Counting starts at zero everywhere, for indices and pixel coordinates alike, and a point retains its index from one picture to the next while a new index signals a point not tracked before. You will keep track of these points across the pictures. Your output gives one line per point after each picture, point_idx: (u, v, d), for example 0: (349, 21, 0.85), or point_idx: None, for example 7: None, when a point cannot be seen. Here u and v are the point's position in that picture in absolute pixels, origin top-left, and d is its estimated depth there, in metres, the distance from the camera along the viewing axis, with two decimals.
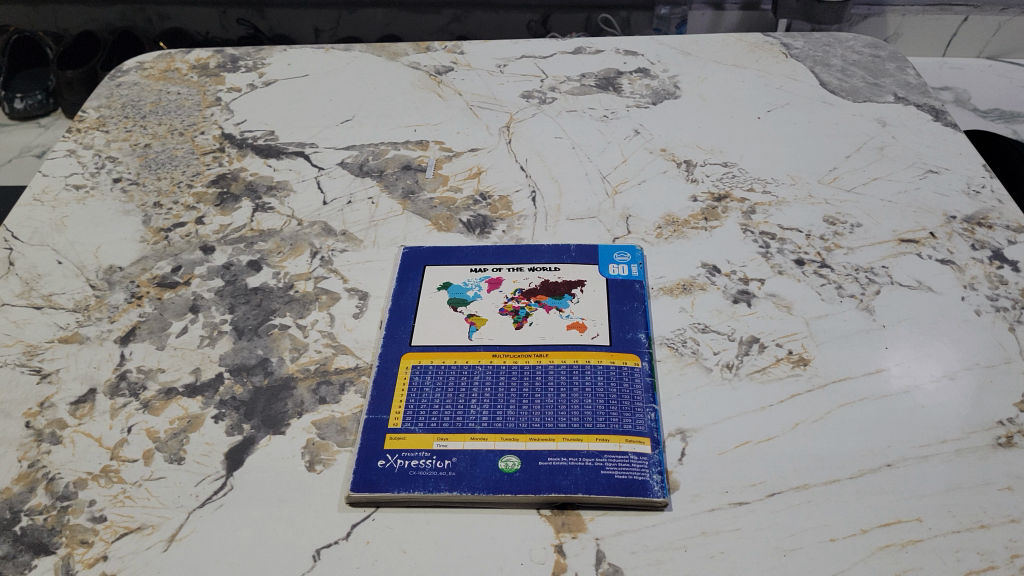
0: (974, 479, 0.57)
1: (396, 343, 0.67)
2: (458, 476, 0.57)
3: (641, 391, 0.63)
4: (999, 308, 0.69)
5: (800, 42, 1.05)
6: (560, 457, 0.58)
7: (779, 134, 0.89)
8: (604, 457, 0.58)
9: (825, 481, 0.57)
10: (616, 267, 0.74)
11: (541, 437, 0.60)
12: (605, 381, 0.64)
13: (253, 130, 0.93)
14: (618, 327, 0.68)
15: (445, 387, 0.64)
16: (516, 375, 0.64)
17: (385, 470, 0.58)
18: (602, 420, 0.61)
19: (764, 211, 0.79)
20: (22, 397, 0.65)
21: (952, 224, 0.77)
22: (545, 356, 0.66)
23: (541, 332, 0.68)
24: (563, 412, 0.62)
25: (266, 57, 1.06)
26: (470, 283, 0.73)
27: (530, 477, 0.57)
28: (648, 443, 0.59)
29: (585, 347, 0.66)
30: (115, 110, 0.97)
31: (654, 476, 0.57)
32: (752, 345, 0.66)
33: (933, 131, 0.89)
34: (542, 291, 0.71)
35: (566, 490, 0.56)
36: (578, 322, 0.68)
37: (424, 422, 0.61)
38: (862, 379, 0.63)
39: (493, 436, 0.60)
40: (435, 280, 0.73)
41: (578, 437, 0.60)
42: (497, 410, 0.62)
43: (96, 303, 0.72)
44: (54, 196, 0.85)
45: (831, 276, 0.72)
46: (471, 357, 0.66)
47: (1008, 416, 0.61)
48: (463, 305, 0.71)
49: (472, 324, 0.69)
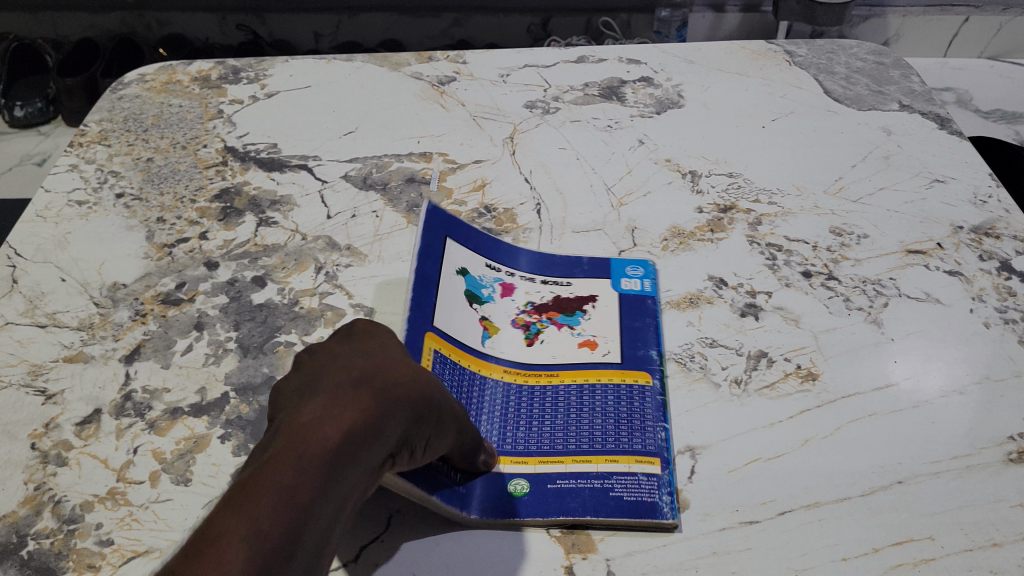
0: (986, 497, 0.56)
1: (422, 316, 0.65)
2: (470, 498, 0.57)
3: (652, 409, 0.63)
4: (1008, 320, 0.68)
5: (804, 49, 1.04)
6: (568, 479, 0.59)
7: (785, 144, 0.89)
8: (613, 478, 0.58)
9: (836, 499, 0.57)
10: (629, 281, 0.73)
11: (550, 460, 0.60)
12: (615, 401, 0.64)
13: (256, 143, 0.93)
14: (630, 344, 0.68)
15: (457, 391, 0.63)
16: (527, 395, 0.65)
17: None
18: (611, 441, 0.61)
19: (770, 222, 0.79)
20: (27, 418, 0.64)
21: (959, 234, 0.76)
22: (558, 375, 0.66)
23: (552, 349, 0.68)
24: (574, 433, 0.62)
25: (268, 68, 1.06)
26: (485, 280, 0.72)
27: (537, 499, 0.57)
28: (659, 463, 0.59)
29: (596, 364, 0.67)
30: (117, 124, 0.97)
31: (664, 498, 0.57)
32: (760, 360, 0.66)
33: (938, 139, 0.88)
34: (554, 307, 0.72)
35: (574, 513, 0.56)
36: (590, 339, 0.69)
37: None
38: (872, 395, 0.63)
39: (502, 459, 0.61)
40: (453, 262, 0.71)
41: (589, 458, 0.60)
42: (507, 431, 0.62)
43: (101, 321, 0.72)
44: (57, 211, 0.84)
45: (838, 289, 0.72)
46: (485, 368, 0.66)
47: (1019, 431, 0.60)
48: (476, 303, 0.70)
49: (485, 329, 0.69)
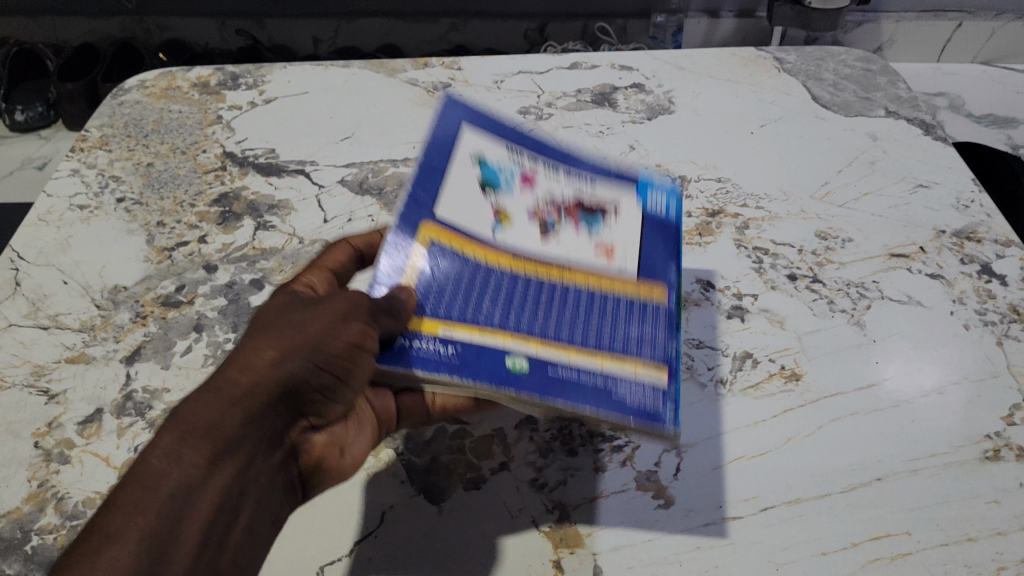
0: (963, 493, 0.58)
1: (420, 207, 0.62)
2: (460, 364, 0.53)
3: (664, 324, 0.59)
4: (987, 322, 0.70)
5: (793, 56, 1.06)
6: (570, 369, 0.54)
7: (773, 149, 0.90)
8: (617, 379, 0.54)
9: (816, 495, 0.58)
10: (653, 201, 0.68)
11: (554, 346, 0.55)
12: (629, 312, 0.59)
13: (254, 149, 0.94)
14: (648, 265, 0.63)
15: (458, 280, 0.59)
16: (535, 284, 0.59)
17: (396, 351, 0.54)
18: (621, 346, 0.56)
19: (758, 226, 0.81)
20: (30, 417, 0.66)
21: (941, 238, 0.78)
22: (568, 273, 0.61)
23: (566, 246, 0.63)
24: (584, 331, 0.57)
25: (266, 75, 1.07)
26: (505, 166, 0.66)
27: (536, 380, 0.52)
28: (664, 374, 0.55)
29: (611, 273, 0.61)
30: (117, 129, 0.98)
31: (668, 406, 0.52)
32: (746, 360, 0.68)
33: (923, 145, 0.90)
34: (573, 202, 0.66)
35: (575, 402, 0.52)
36: (607, 248, 0.63)
37: (434, 310, 0.57)
38: (854, 395, 0.65)
39: (503, 335, 0.55)
40: (468, 147, 0.66)
41: (596, 355, 0.55)
42: (511, 312, 0.57)
43: (102, 323, 0.74)
44: (59, 215, 0.86)
45: (822, 291, 0.74)
46: (492, 258, 0.60)
47: (996, 430, 0.62)
48: (492, 190, 0.65)
49: (497, 219, 0.63)
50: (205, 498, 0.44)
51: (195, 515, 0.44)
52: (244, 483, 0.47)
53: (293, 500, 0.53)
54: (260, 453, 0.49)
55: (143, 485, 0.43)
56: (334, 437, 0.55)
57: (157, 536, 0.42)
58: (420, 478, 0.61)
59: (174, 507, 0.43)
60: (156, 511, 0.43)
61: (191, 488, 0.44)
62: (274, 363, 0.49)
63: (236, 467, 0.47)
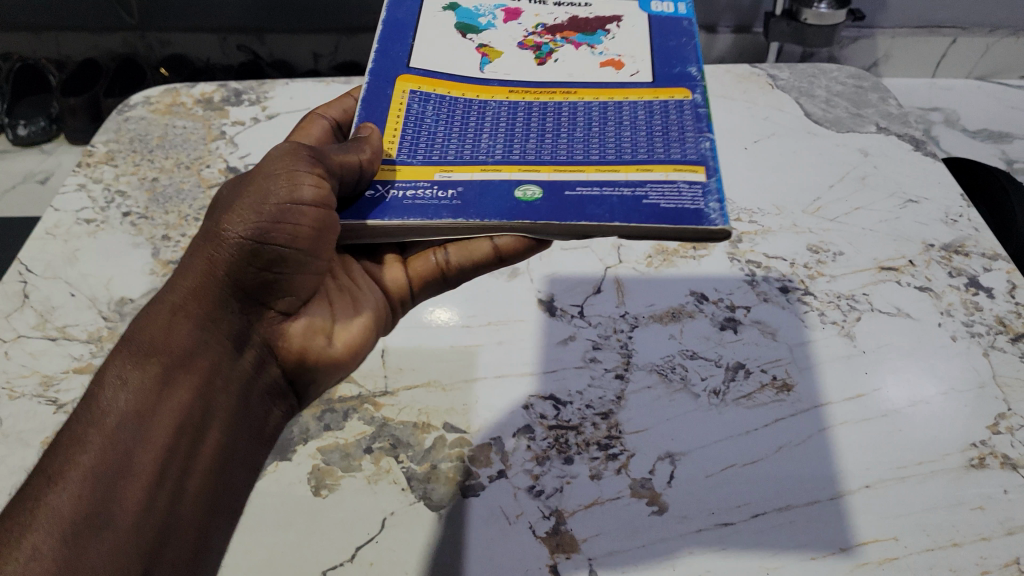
0: (949, 500, 0.60)
1: (396, 62, 0.66)
2: (464, 205, 0.54)
3: (692, 121, 0.60)
4: (974, 333, 0.72)
5: (787, 73, 1.08)
6: (588, 187, 0.55)
7: (766, 165, 0.92)
8: (648, 186, 0.55)
9: (807, 502, 0.60)
10: (659, 3, 0.73)
11: (567, 168, 0.57)
12: (648, 115, 0.62)
13: (257, 164, 0.96)
14: (663, 65, 0.66)
15: (447, 119, 0.62)
16: (537, 112, 0.63)
17: (372, 202, 0.55)
18: (644, 153, 0.58)
19: (751, 239, 0.82)
20: (40, 426, 0.68)
21: (930, 252, 0.80)
22: (575, 94, 0.64)
23: (568, 69, 0.67)
24: (595, 146, 0.59)
25: (269, 91, 1.09)
26: (482, 10, 0.73)
27: (552, 205, 0.54)
28: (703, 171, 0.56)
29: (624, 85, 0.65)
30: (123, 145, 1.00)
31: (710, 204, 0.53)
32: (738, 371, 0.69)
33: (914, 161, 0.92)
34: (569, 28, 0.71)
35: (599, 218, 0.52)
36: (614, 60, 0.68)
37: (422, 155, 0.59)
38: (843, 404, 0.66)
39: (508, 167, 0.57)
40: (439, 10, 0.72)
41: (617, 168, 0.57)
42: (515, 142, 0.60)
43: (109, 334, 0.75)
44: (66, 229, 0.88)
45: (814, 303, 0.75)
46: (484, 93, 0.64)
47: (982, 438, 0.64)
48: (472, 32, 0.70)
49: (486, 56, 0.68)
50: (156, 417, 0.48)
51: (146, 441, 0.47)
52: (204, 394, 0.50)
53: (281, 403, 0.57)
54: (223, 359, 0.51)
55: (88, 422, 0.46)
56: (315, 324, 0.56)
57: (107, 466, 0.45)
58: (420, 485, 0.62)
59: (123, 434, 0.46)
60: (103, 438, 0.46)
61: (138, 414, 0.47)
62: (212, 266, 0.51)
63: (191, 381, 0.50)
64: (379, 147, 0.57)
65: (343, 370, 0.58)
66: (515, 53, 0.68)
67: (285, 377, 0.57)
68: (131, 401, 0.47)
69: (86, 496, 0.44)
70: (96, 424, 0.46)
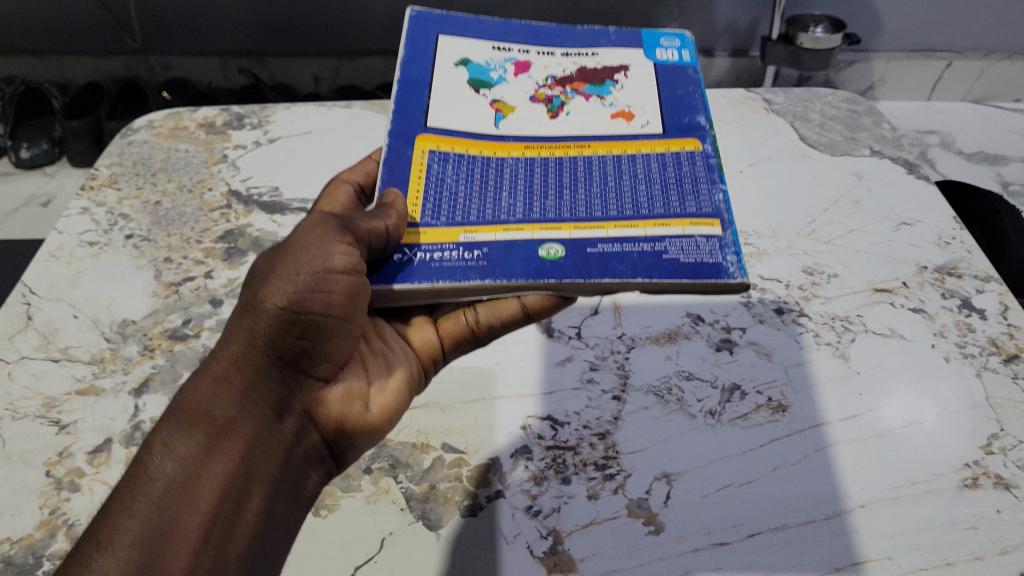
0: (943, 519, 0.60)
1: (413, 121, 0.65)
2: (491, 266, 0.57)
3: (704, 171, 0.63)
4: (967, 355, 0.72)
5: (782, 97, 1.09)
6: (609, 244, 0.58)
7: (761, 188, 0.93)
8: (666, 242, 0.58)
9: (802, 522, 0.60)
10: (664, 52, 0.74)
11: (587, 226, 0.59)
12: (660, 166, 0.64)
13: (258, 187, 0.97)
14: (672, 114, 0.68)
15: (467, 178, 0.63)
16: (552, 167, 0.64)
17: (399, 266, 0.57)
18: (659, 207, 0.60)
19: (746, 261, 0.83)
20: (42, 446, 0.68)
21: (924, 274, 0.81)
22: (589, 147, 0.65)
23: (581, 122, 0.67)
24: (613, 202, 0.61)
25: (271, 115, 1.11)
26: (493, 63, 0.71)
27: (577, 263, 0.57)
28: (718, 226, 0.59)
29: (636, 137, 0.66)
30: (126, 168, 1.01)
31: (728, 258, 0.57)
32: (734, 392, 0.70)
33: (907, 184, 0.93)
34: (579, 78, 0.71)
35: (623, 274, 0.56)
36: (624, 112, 0.68)
37: (446, 217, 0.60)
38: (837, 425, 0.67)
39: (530, 227, 0.59)
40: (450, 56, 0.71)
41: (635, 224, 0.59)
42: (534, 201, 0.61)
43: (111, 356, 0.76)
44: (69, 252, 0.89)
45: (809, 324, 0.76)
46: (501, 149, 0.65)
47: (975, 459, 0.64)
48: (485, 88, 0.69)
49: (498, 111, 0.67)
50: (202, 484, 0.47)
51: (191, 508, 0.46)
52: (249, 461, 0.49)
53: (318, 467, 0.55)
54: (266, 425, 0.51)
55: (135, 489, 0.46)
56: (352, 391, 0.55)
57: (153, 533, 0.44)
58: (418, 505, 0.63)
59: (168, 501, 0.46)
60: (149, 505, 0.45)
61: (183, 482, 0.47)
62: (252, 331, 0.51)
63: (234, 448, 0.49)
64: (404, 211, 0.57)
65: (378, 435, 0.57)
66: (528, 107, 0.68)
67: (324, 442, 0.55)
68: (177, 468, 0.47)
69: (134, 563, 0.43)
70: (143, 491, 0.46)
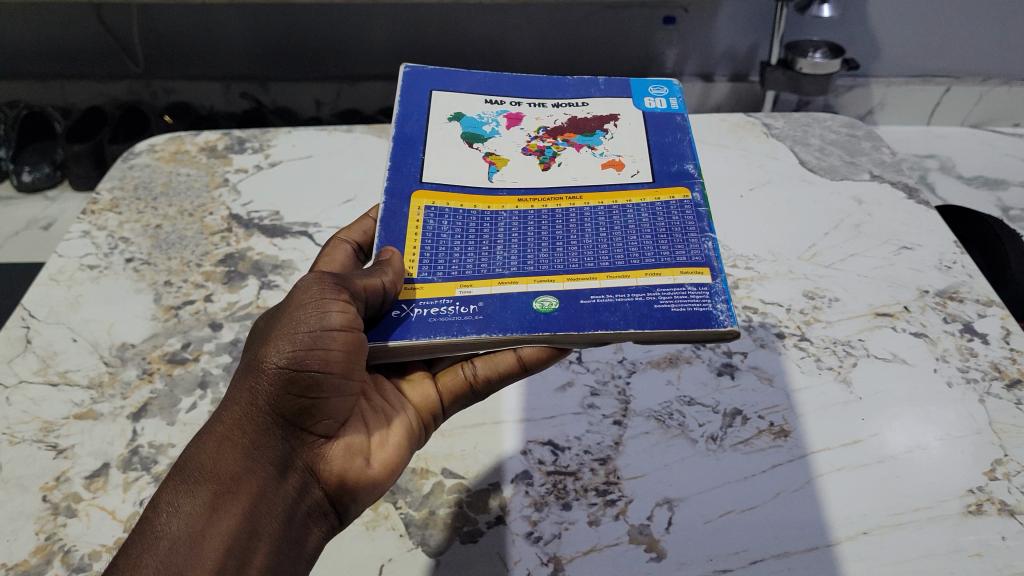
0: (948, 547, 0.60)
1: (408, 178, 0.67)
2: (486, 319, 0.56)
3: (693, 221, 0.63)
4: (970, 379, 0.72)
5: (781, 122, 1.10)
6: (602, 295, 0.57)
7: (762, 212, 0.93)
8: (657, 291, 0.57)
9: (804, 548, 0.60)
10: (652, 99, 0.75)
11: (580, 277, 0.59)
12: (651, 216, 0.64)
13: (259, 211, 0.97)
14: (661, 163, 0.68)
15: (462, 232, 0.63)
16: (544, 219, 0.64)
17: (395, 321, 0.57)
18: (650, 257, 0.60)
19: (747, 286, 0.83)
20: (39, 471, 0.68)
21: (925, 298, 0.81)
22: (580, 198, 0.66)
23: (573, 171, 0.68)
24: (605, 252, 0.61)
25: (272, 139, 1.11)
26: (486, 117, 0.73)
27: (570, 315, 0.56)
28: (708, 273, 0.58)
29: (626, 186, 0.67)
30: (127, 192, 1.01)
31: (717, 305, 0.56)
32: (735, 417, 0.70)
33: (908, 209, 0.93)
34: (569, 129, 0.72)
35: (615, 325, 0.55)
36: (614, 161, 0.69)
37: (443, 271, 0.60)
38: (841, 450, 0.67)
39: (524, 279, 0.59)
40: (445, 110, 0.73)
41: (626, 274, 0.59)
42: (527, 253, 0.61)
43: (110, 379, 0.76)
44: (69, 275, 0.88)
45: (810, 349, 0.76)
46: (495, 203, 0.66)
47: (979, 484, 0.64)
48: (478, 141, 0.71)
49: (492, 164, 0.69)
50: (209, 541, 0.46)
51: (199, 565, 0.45)
52: (254, 519, 0.48)
53: (321, 523, 0.53)
54: (269, 483, 0.49)
55: (142, 548, 0.45)
56: (353, 445, 0.54)
57: None
58: (418, 531, 0.62)
59: (175, 558, 0.44)
60: (156, 564, 0.44)
61: (191, 539, 0.45)
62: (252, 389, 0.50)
63: (241, 505, 0.48)
64: (400, 268, 0.58)
65: (380, 491, 0.55)
66: (520, 159, 0.69)
67: (326, 498, 0.53)
68: (184, 526, 0.46)
69: None
70: (150, 550, 0.45)
